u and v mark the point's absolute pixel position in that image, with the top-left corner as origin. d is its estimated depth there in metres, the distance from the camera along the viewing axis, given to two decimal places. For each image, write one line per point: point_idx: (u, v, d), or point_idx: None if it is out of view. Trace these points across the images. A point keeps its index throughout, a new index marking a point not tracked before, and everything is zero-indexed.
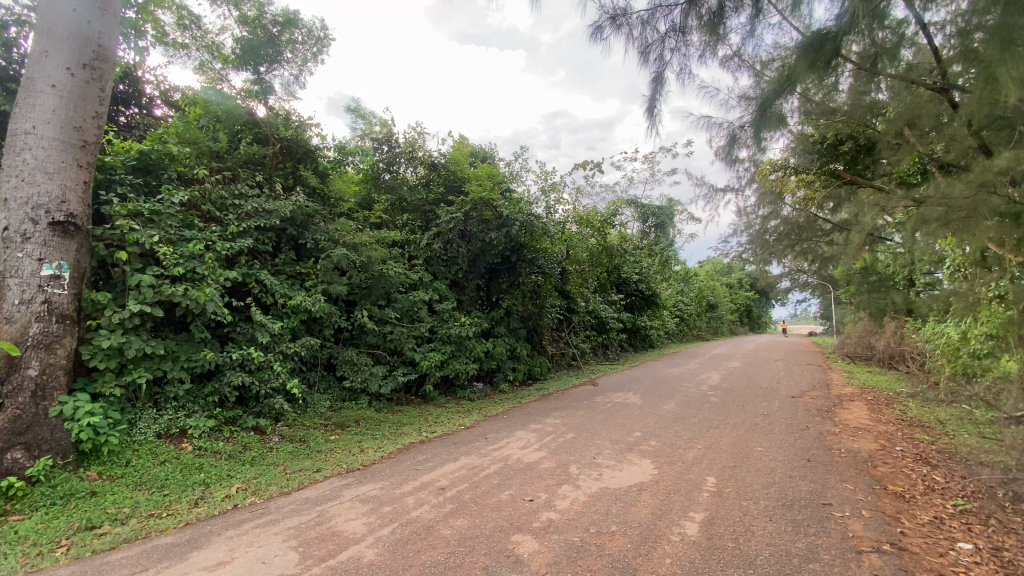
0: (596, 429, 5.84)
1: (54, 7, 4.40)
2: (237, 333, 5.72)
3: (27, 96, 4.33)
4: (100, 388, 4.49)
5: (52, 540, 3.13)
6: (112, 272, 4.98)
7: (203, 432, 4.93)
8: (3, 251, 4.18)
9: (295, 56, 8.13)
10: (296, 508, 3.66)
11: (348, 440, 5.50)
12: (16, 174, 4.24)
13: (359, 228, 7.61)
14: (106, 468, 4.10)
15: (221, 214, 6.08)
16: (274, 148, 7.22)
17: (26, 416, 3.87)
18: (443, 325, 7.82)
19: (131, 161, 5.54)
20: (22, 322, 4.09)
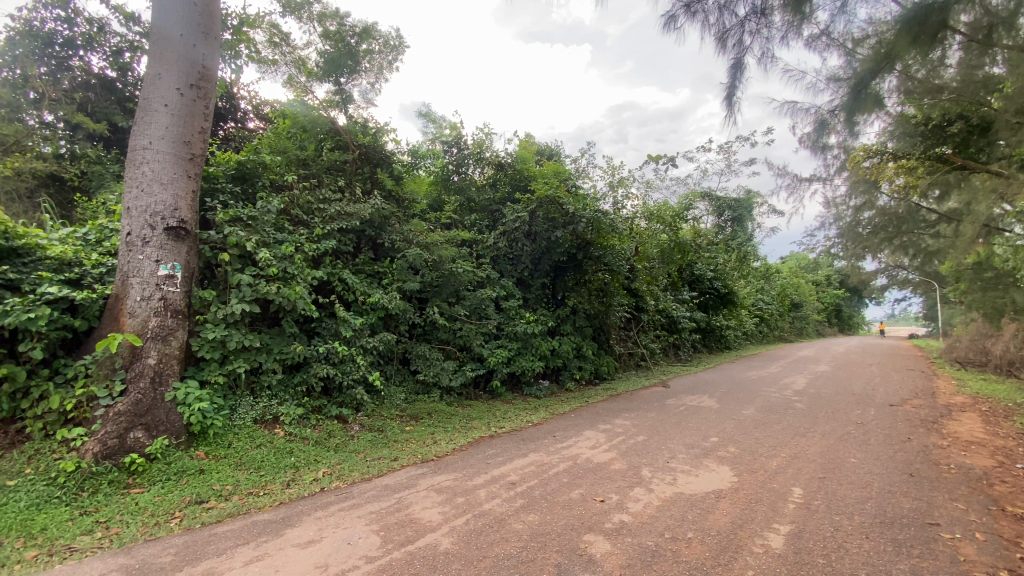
0: (669, 432, 5.65)
1: (166, 34, 4.92)
2: (322, 328, 6.14)
3: (145, 115, 4.87)
4: (206, 376, 4.99)
5: (168, 512, 3.53)
6: (216, 272, 5.52)
7: (293, 419, 5.34)
8: (127, 253, 4.72)
9: (372, 66, 8.54)
10: (377, 494, 3.87)
11: (421, 432, 5.72)
12: (137, 185, 4.79)
13: (430, 228, 7.89)
14: (212, 448, 4.55)
15: (308, 217, 6.53)
16: (353, 154, 7.63)
17: (146, 399, 4.36)
18: (510, 322, 7.90)
19: (230, 171, 6.17)
20: (142, 315, 4.60)
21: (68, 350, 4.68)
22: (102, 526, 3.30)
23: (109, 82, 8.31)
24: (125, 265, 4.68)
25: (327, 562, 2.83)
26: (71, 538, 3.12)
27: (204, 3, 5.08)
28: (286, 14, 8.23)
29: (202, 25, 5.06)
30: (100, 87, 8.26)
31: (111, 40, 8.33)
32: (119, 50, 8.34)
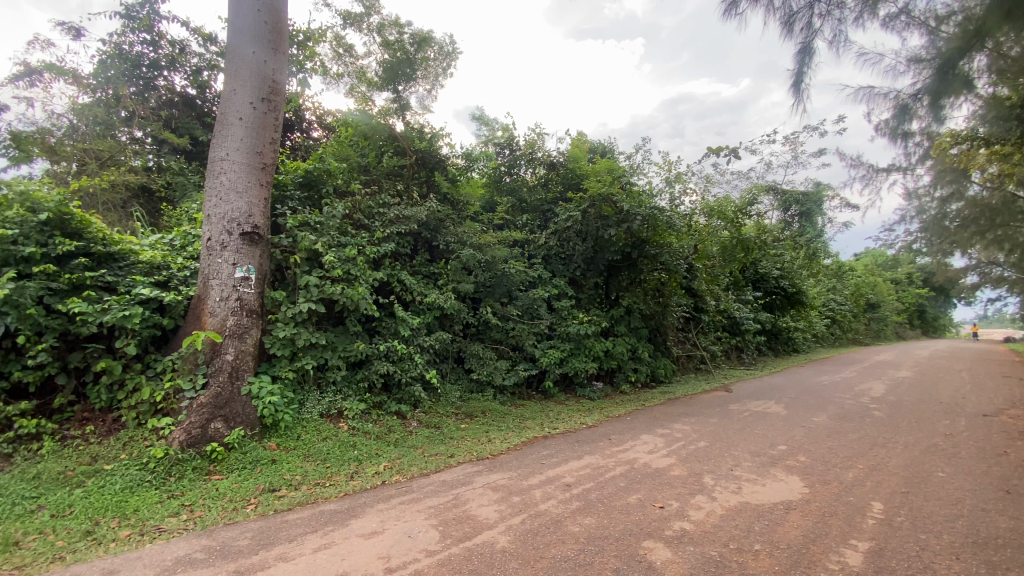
0: (732, 438, 5.41)
1: (241, 52, 5.27)
2: (383, 327, 6.38)
3: (223, 128, 5.24)
4: (278, 372, 5.30)
5: (244, 498, 3.79)
6: (285, 274, 5.86)
7: (356, 414, 5.58)
8: (208, 257, 5.09)
9: (428, 73, 8.78)
10: (435, 489, 3.97)
11: (476, 430, 5.81)
12: (216, 194, 5.16)
13: (484, 229, 8.02)
14: (282, 440, 4.83)
15: (369, 221, 6.79)
16: (410, 159, 7.88)
17: (225, 393, 4.70)
18: (562, 323, 7.85)
19: (298, 178, 6.47)
20: (221, 315, 4.94)
21: (158, 346, 5.12)
22: (186, 509, 3.59)
23: (191, 99, 9.05)
24: (206, 268, 5.04)
25: (389, 553, 2.93)
26: (159, 519, 3.41)
27: (273, 21, 5.40)
28: (347, 27, 8.62)
29: (272, 42, 5.39)
30: (183, 104, 9.00)
31: (192, 61, 9.07)
32: (199, 70, 9.07)
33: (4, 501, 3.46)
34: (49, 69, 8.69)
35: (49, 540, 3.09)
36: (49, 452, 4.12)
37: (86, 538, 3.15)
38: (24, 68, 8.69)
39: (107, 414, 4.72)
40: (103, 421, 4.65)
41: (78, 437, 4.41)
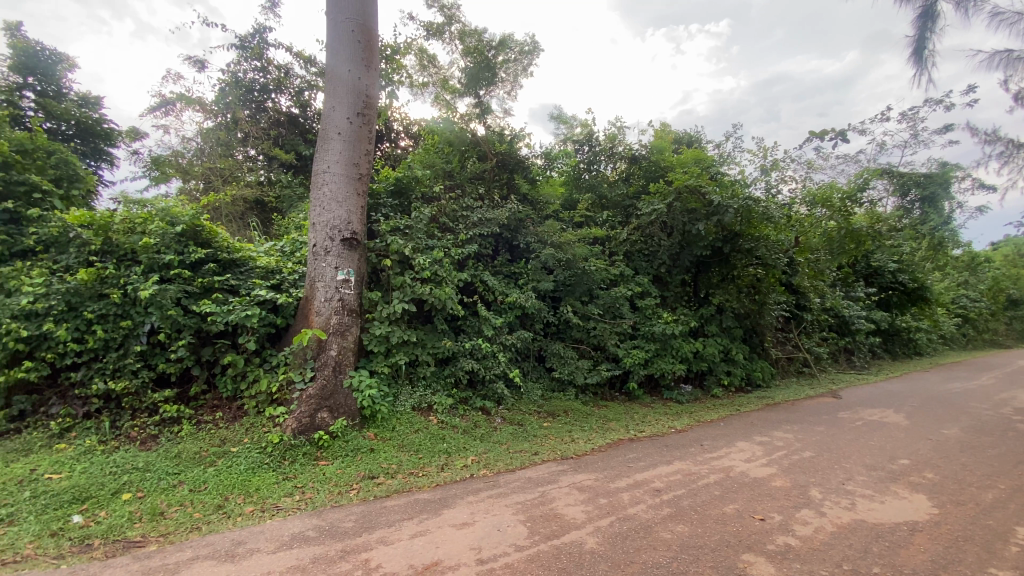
0: (842, 449, 4.94)
1: (339, 71, 5.70)
2: (467, 325, 6.62)
3: (324, 143, 5.71)
4: (374, 367, 5.68)
5: (348, 483, 4.12)
6: (380, 275, 6.24)
7: (444, 408, 5.83)
8: (314, 261, 5.57)
9: (508, 75, 8.93)
10: (522, 485, 4.04)
11: (559, 429, 5.81)
12: (321, 204, 5.63)
13: (565, 228, 8.01)
14: (379, 430, 5.17)
15: (454, 224, 7.06)
16: (491, 162, 8.06)
17: (329, 385, 5.12)
18: (647, 322, 7.60)
19: (390, 187, 6.97)
20: (326, 314, 5.38)
21: (273, 342, 5.68)
22: (298, 491, 3.97)
23: (294, 117, 9.94)
24: (313, 271, 5.52)
25: (481, 545, 3.03)
26: (276, 499, 3.80)
27: (366, 40, 5.77)
28: (430, 38, 9.01)
29: (365, 59, 5.77)
30: (288, 123, 9.92)
31: (295, 83, 9.97)
32: (301, 90, 9.95)
33: (154, 475, 4.04)
34: (181, 99, 9.98)
35: (189, 511, 3.57)
36: (187, 434, 4.73)
37: (217, 512, 3.59)
38: (162, 101, 10.07)
39: (232, 402, 5.31)
40: (229, 408, 5.25)
41: (209, 422, 5.01)
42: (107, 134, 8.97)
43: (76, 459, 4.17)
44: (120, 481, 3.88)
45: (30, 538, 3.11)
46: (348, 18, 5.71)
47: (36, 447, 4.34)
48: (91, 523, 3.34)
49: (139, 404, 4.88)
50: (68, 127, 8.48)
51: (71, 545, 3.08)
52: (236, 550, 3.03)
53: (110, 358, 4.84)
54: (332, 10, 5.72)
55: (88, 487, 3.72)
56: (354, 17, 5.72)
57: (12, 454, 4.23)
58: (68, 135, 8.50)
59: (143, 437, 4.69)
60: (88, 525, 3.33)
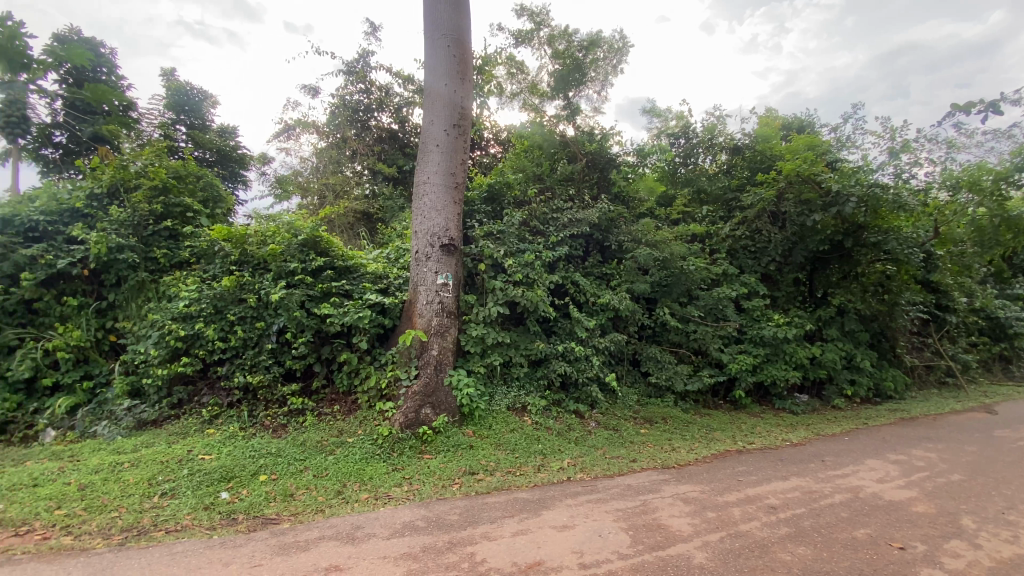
0: (1001, 474, 4.22)
1: (436, 86, 5.99)
2: (559, 328, 6.62)
3: (425, 155, 6.03)
4: (471, 366, 5.86)
5: (451, 477, 4.29)
6: (474, 279, 6.43)
7: (539, 410, 5.87)
8: (417, 267, 5.89)
9: (598, 74, 8.82)
10: (622, 492, 3.94)
11: (658, 436, 5.59)
12: (422, 212, 5.95)
13: (659, 226, 7.73)
14: (477, 428, 5.34)
15: (545, 227, 7.11)
16: (582, 162, 7.99)
17: (431, 383, 5.38)
18: (754, 325, 7.07)
19: (483, 194, 7.18)
20: (427, 316, 5.67)
21: (381, 342, 6.09)
22: (406, 482, 4.21)
23: (394, 133, 10.65)
24: (416, 276, 5.85)
25: (582, 549, 3.01)
26: (387, 488, 4.07)
27: (460, 54, 6.01)
28: (519, 45, 9.18)
29: (459, 72, 6.01)
30: (389, 138, 10.65)
31: (394, 101, 10.69)
32: (399, 107, 10.65)
33: (284, 460, 4.51)
34: (299, 124, 11.11)
35: (313, 495, 3.95)
36: (311, 424, 5.24)
37: (337, 497, 3.93)
38: (284, 127, 11.29)
39: (347, 396, 5.78)
40: (345, 402, 5.72)
41: (329, 414, 5.50)
42: (241, 159, 10.24)
43: (223, 443, 4.79)
44: (258, 464, 4.38)
45: (189, 510, 3.63)
46: (444, 34, 5.97)
47: (192, 431, 5.04)
48: (235, 500, 3.82)
49: (271, 396, 5.50)
50: (211, 154, 9.79)
51: (221, 518, 3.55)
52: (355, 533, 3.30)
53: (249, 355, 5.51)
54: (428, 28, 6.02)
55: (232, 468, 4.26)
56: (449, 33, 5.97)
57: (175, 435, 4.96)
58: (211, 162, 9.82)
59: (275, 425, 5.28)
60: (233, 501, 3.81)
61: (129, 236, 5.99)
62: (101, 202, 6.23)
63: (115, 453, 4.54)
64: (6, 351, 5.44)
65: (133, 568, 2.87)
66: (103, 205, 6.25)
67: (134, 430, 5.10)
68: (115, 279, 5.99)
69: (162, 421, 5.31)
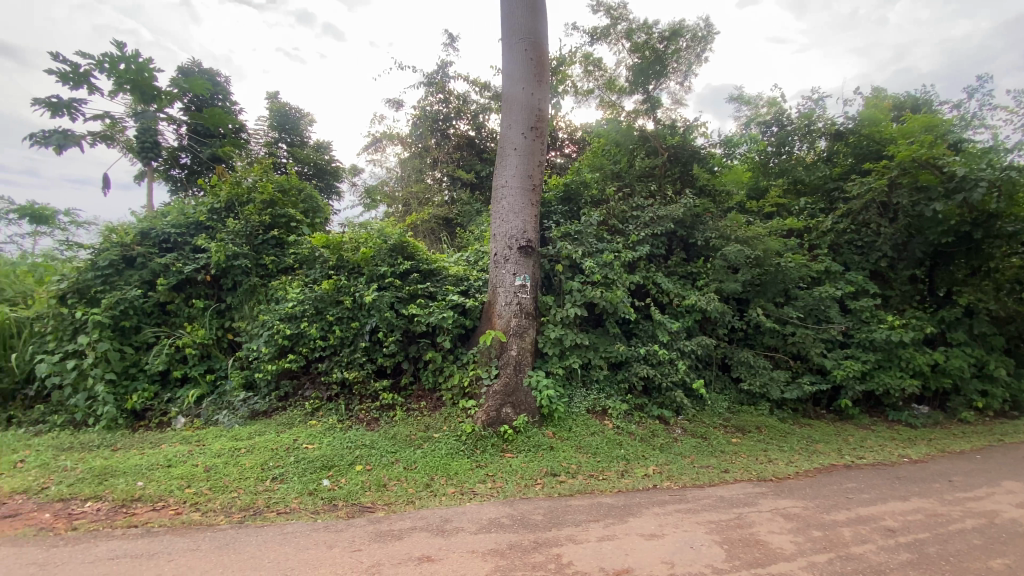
0: None
1: (513, 90, 6.07)
2: (640, 329, 6.45)
3: (503, 159, 6.13)
4: (550, 368, 5.86)
5: (533, 477, 4.32)
6: (552, 280, 6.42)
7: (620, 414, 5.74)
8: (495, 268, 5.99)
9: (680, 65, 8.49)
10: (713, 504, 3.74)
11: (751, 446, 5.25)
12: (500, 215, 6.04)
13: (750, 221, 7.29)
14: (558, 429, 5.33)
15: (624, 226, 6.94)
16: (663, 157, 7.71)
17: (511, 383, 5.44)
18: (862, 328, 6.42)
19: (560, 194, 7.16)
20: (506, 317, 5.75)
21: (463, 342, 6.27)
22: (490, 479, 4.30)
23: (471, 140, 10.96)
24: (495, 278, 5.95)
25: (673, 560, 2.91)
26: (472, 484, 4.18)
27: (537, 56, 6.03)
28: (595, 42, 9.06)
29: (536, 75, 6.04)
30: (467, 145, 10.96)
31: (472, 108, 11.00)
32: (477, 114, 10.93)
33: (377, 452, 4.78)
34: (385, 136, 11.77)
35: (404, 486, 4.15)
36: (400, 419, 5.52)
37: (426, 489, 4.11)
38: (372, 139, 12.02)
39: (432, 394, 6.02)
40: (430, 399, 5.98)
41: (416, 410, 5.77)
42: (334, 171, 11.05)
43: (324, 433, 5.18)
44: (354, 454, 4.69)
45: (296, 494, 3.97)
46: (521, 38, 6.03)
47: (297, 421, 5.51)
48: (335, 487, 4.11)
49: (364, 391, 5.88)
50: (310, 168, 10.64)
51: (323, 503, 3.84)
52: (445, 526, 3.42)
53: (345, 353, 5.93)
54: (506, 34, 6.11)
55: (332, 457, 4.59)
56: (527, 37, 6.02)
57: (282, 425, 5.44)
58: (309, 175, 10.67)
59: (368, 419, 5.63)
60: (333, 488, 4.11)
61: (243, 245, 6.67)
62: (220, 215, 6.98)
63: (233, 439, 5.06)
64: (146, 347, 6.25)
65: (251, 544, 3.18)
66: (221, 218, 7.00)
67: (248, 419, 5.64)
68: (232, 283, 6.67)
69: (271, 411, 5.84)
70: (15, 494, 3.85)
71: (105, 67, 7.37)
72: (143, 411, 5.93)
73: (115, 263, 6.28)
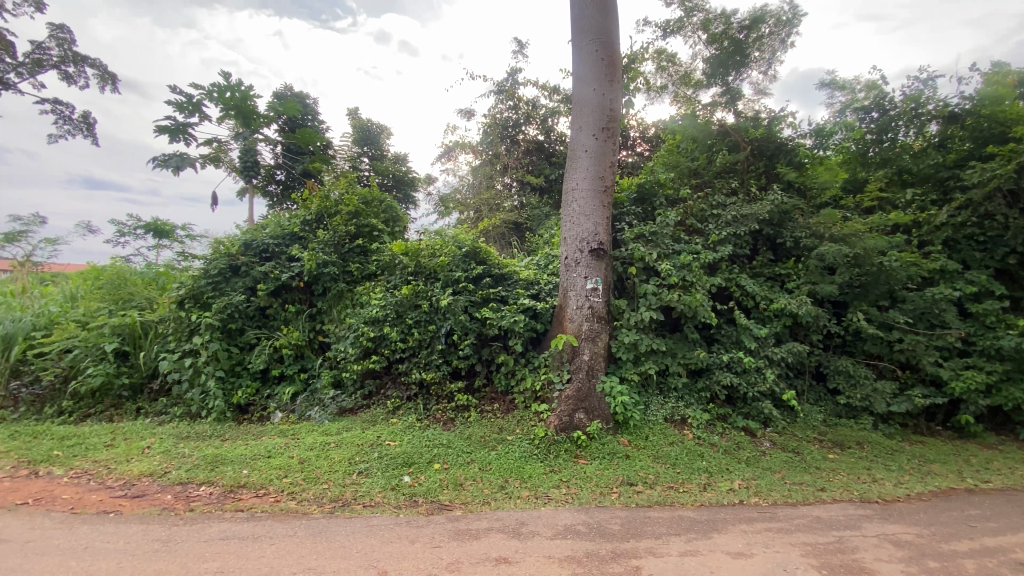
0: None
1: (584, 91, 6.01)
2: (722, 335, 6.13)
3: (573, 162, 6.08)
4: (624, 373, 5.71)
5: (609, 486, 4.23)
6: (625, 283, 6.27)
7: (701, 423, 5.49)
8: (567, 272, 5.94)
9: (763, 53, 8.02)
10: (809, 524, 3.46)
11: (850, 463, 4.81)
12: (571, 218, 6.00)
13: (846, 216, 6.70)
14: (633, 437, 5.19)
15: (703, 225, 6.64)
16: (745, 151, 7.27)
17: (584, 388, 5.37)
18: (986, 335, 5.67)
19: (633, 194, 6.98)
20: (578, 321, 5.68)
21: (535, 346, 6.29)
22: (564, 484, 4.27)
23: (541, 144, 11.02)
24: (566, 281, 5.90)
25: None
26: (547, 488, 4.18)
27: (609, 56, 5.95)
28: (669, 36, 8.78)
29: (608, 75, 5.94)
30: (536, 149, 11.04)
31: (541, 112, 11.06)
32: (545, 118, 10.98)
33: (453, 451, 4.91)
34: (457, 145, 12.14)
35: (480, 486, 4.23)
36: (475, 420, 5.65)
37: (501, 491, 4.16)
38: (445, 149, 12.44)
39: (505, 396, 6.10)
40: (503, 401, 6.05)
41: (490, 412, 5.87)
42: (411, 182, 11.57)
43: (404, 431, 5.41)
44: (432, 453, 4.86)
45: (380, 488, 4.17)
46: (592, 39, 5.97)
47: (380, 418, 5.80)
48: (415, 484, 4.28)
49: (441, 393, 6.07)
50: (389, 179, 11.22)
51: (405, 498, 4.01)
52: (521, 529, 3.44)
53: (423, 354, 6.16)
54: (576, 37, 6.08)
55: (412, 454, 4.78)
56: (598, 37, 5.95)
57: (366, 422, 5.75)
58: (389, 186, 11.25)
59: (445, 419, 5.81)
60: (413, 484, 4.28)
61: (331, 253, 7.17)
62: (311, 226, 7.53)
63: (323, 434, 5.43)
64: (249, 348, 6.88)
65: (341, 533, 3.39)
66: (312, 228, 7.55)
67: (337, 416, 6.02)
68: (322, 289, 7.18)
69: (357, 409, 6.20)
70: (144, 477, 4.38)
71: (215, 96, 8.23)
72: (247, 405, 6.53)
73: (224, 272, 6.96)
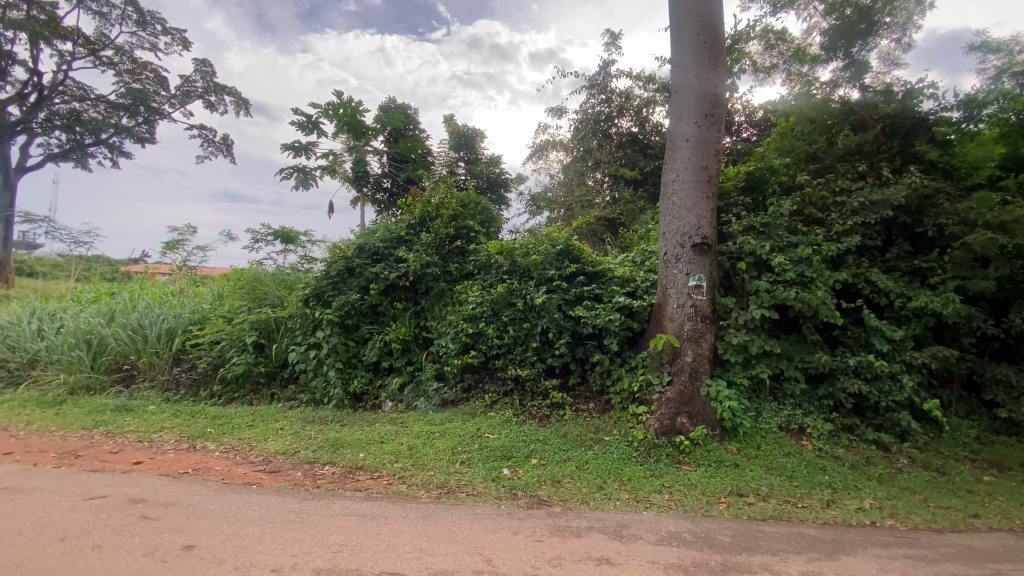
0: None
1: (684, 78, 5.74)
2: (848, 337, 5.51)
3: (673, 153, 5.82)
4: (732, 377, 5.37)
5: (716, 495, 4.00)
6: (732, 280, 5.88)
7: (822, 434, 5.00)
8: (666, 268, 5.71)
9: (896, 19, 7.10)
10: (962, 555, 3.01)
11: (1015, 489, 4.10)
12: (671, 212, 5.75)
13: (1008, 199, 5.69)
14: (743, 445, 4.87)
15: (824, 215, 6.02)
16: (875, 130, 6.46)
17: (687, 391, 5.13)
18: None
19: (741, 184, 6.51)
20: (679, 320, 5.43)
21: (632, 345, 6.13)
22: (666, 489, 4.13)
23: (635, 136, 10.71)
24: (666, 278, 5.67)
25: None
26: (648, 492, 4.06)
27: (711, 39, 5.62)
28: (779, 11, 8.08)
29: (711, 58, 5.61)
30: (630, 142, 10.75)
31: (635, 103, 10.75)
32: (640, 109, 10.65)
33: (551, 447, 4.97)
34: (548, 144, 12.20)
35: (578, 485, 4.22)
36: (571, 418, 5.65)
37: (600, 491, 4.12)
38: (536, 148, 12.56)
39: (602, 396, 6.03)
40: (599, 401, 5.99)
41: (586, 410, 5.86)
42: (504, 182, 11.85)
43: (502, 425, 5.58)
44: (530, 448, 4.95)
45: (481, 479, 4.34)
46: (693, 23, 5.68)
47: (479, 411, 6.03)
48: (515, 477, 4.39)
49: (537, 390, 6.16)
50: (484, 181, 11.61)
51: (505, 490, 4.13)
52: (622, 531, 3.38)
53: (518, 351, 6.30)
54: (675, 22, 5.82)
55: (510, 448, 4.91)
56: (699, 21, 5.65)
57: (467, 414, 6.01)
58: (484, 187, 11.63)
59: (541, 415, 5.89)
60: (513, 477, 4.39)
61: (433, 254, 7.58)
62: (415, 229, 8.01)
63: (428, 423, 5.77)
64: (362, 342, 7.50)
65: (448, 519, 3.58)
66: (416, 230, 8.02)
67: (440, 407, 6.38)
68: (426, 288, 7.61)
69: (458, 401, 6.51)
70: (278, 455, 4.97)
71: (330, 113, 9.06)
72: (361, 393, 7.14)
73: (341, 273, 7.65)
